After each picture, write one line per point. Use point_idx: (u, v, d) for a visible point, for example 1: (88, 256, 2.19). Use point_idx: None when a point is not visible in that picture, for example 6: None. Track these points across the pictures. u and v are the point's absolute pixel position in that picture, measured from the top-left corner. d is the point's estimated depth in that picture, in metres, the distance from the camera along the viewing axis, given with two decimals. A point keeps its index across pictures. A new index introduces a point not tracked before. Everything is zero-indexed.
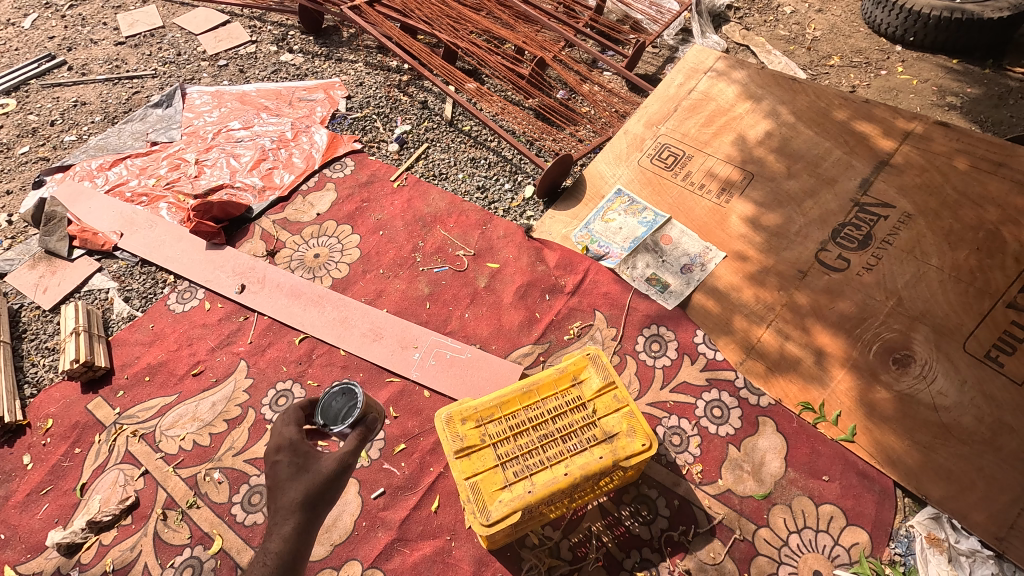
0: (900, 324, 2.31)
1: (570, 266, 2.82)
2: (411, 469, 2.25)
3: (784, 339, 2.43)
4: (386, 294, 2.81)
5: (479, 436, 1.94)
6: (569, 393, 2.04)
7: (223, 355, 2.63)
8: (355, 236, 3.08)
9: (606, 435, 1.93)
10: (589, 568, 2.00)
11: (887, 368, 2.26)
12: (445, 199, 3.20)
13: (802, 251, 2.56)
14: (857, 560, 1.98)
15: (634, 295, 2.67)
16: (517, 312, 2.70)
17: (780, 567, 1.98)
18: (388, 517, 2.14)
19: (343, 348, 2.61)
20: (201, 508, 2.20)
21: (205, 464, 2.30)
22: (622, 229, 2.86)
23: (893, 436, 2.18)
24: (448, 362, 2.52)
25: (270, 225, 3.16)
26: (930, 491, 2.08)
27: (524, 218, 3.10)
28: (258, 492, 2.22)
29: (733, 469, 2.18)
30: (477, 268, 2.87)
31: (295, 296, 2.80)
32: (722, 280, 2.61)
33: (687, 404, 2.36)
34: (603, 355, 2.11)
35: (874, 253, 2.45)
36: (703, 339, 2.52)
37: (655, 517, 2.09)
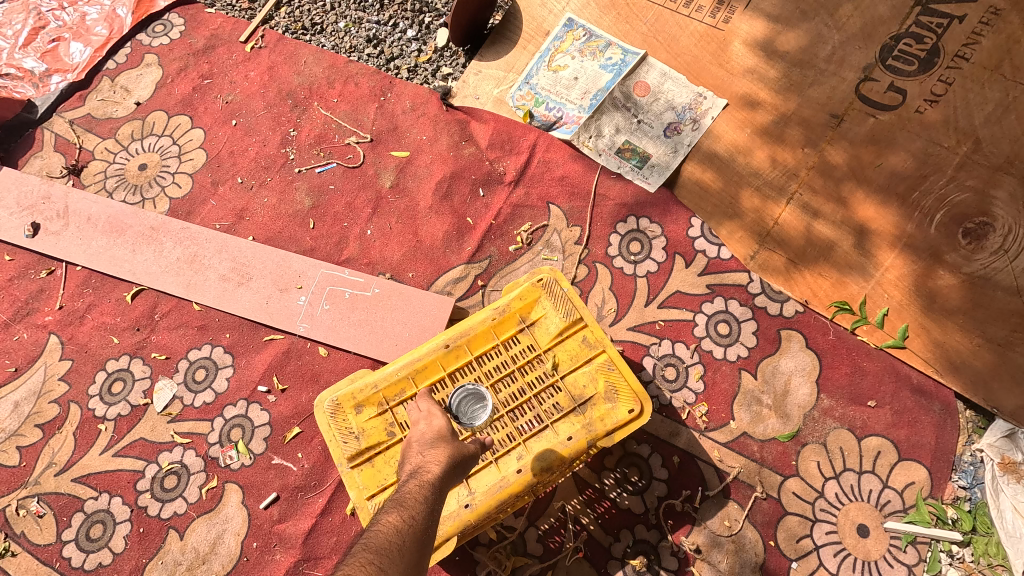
0: (976, 179, 1.62)
1: (508, 143, 1.97)
2: (312, 462, 1.61)
3: (812, 217, 1.74)
4: (251, 215, 1.94)
5: (385, 427, 1.27)
6: (515, 343, 1.35)
7: (22, 332, 1.82)
8: (196, 130, 2.10)
9: (575, 402, 1.28)
10: (567, 563, 1.49)
11: (955, 244, 1.62)
12: (322, 60, 2.19)
13: (836, 84, 1.77)
14: (914, 504, 1.50)
15: (602, 177, 1.89)
16: (440, 219, 1.91)
17: (816, 527, 1.50)
18: (287, 532, 1.54)
19: (196, 301, 1.81)
20: (18, 555, 1.55)
21: (17, 493, 1.61)
22: (578, 79, 1.98)
23: (958, 334, 1.60)
24: (348, 305, 1.76)
25: (66, 128, 2.13)
26: (1004, 401, 1.56)
27: (439, 78, 2.14)
28: (99, 522, 1.57)
29: (750, 406, 1.61)
30: (379, 159, 2.00)
31: (115, 233, 1.91)
32: (723, 142, 1.84)
33: (683, 322, 1.72)
34: (563, 279, 1.40)
35: (941, 76, 1.68)
36: (700, 231, 1.81)
37: (650, 482, 1.54)
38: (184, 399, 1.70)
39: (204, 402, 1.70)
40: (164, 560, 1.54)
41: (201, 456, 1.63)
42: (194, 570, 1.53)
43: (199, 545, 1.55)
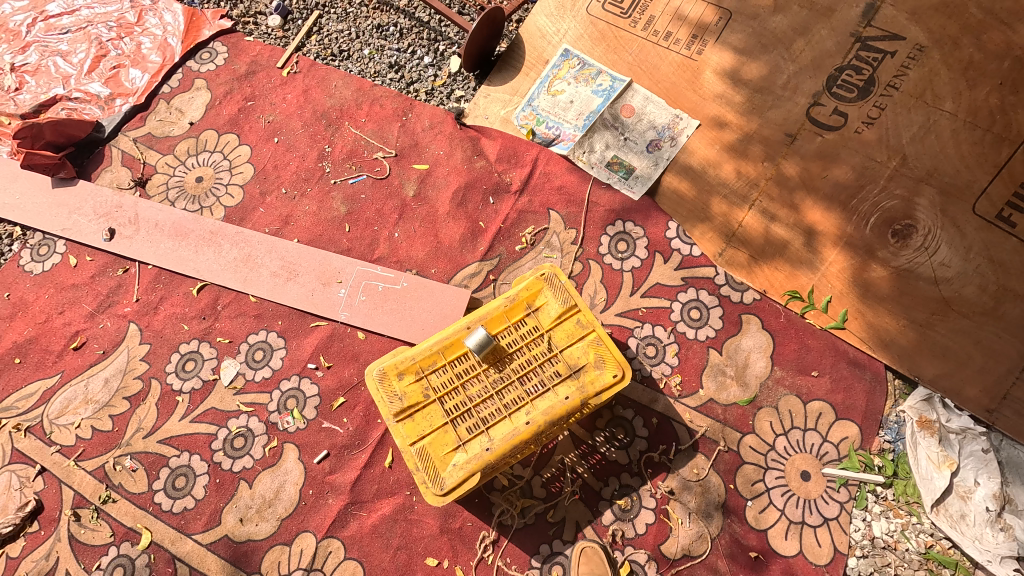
0: (903, 188, 1.96)
1: (514, 157, 2.30)
2: (356, 425, 1.95)
3: (770, 220, 2.07)
4: (295, 220, 2.28)
5: (422, 390, 1.62)
6: (523, 325, 1.69)
7: (106, 321, 2.15)
8: (244, 147, 2.43)
9: (571, 370, 1.63)
10: (566, 503, 1.83)
11: (885, 242, 1.96)
12: (350, 84, 2.51)
13: (790, 108, 2.10)
14: (847, 454, 1.86)
15: (594, 186, 2.22)
16: (457, 223, 2.24)
17: (767, 473, 1.85)
18: (337, 481, 1.89)
19: (252, 294, 2.14)
20: (118, 502, 1.89)
21: (112, 453, 1.95)
22: (574, 102, 2.31)
23: (888, 316, 1.95)
24: (381, 296, 2.10)
25: (130, 145, 2.45)
26: (923, 371, 1.90)
27: (453, 100, 2.46)
28: (183, 474, 1.92)
29: (716, 376, 1.96)
30: (403, 172, 2.33)
31: (180, 237, 2.24)
32: (696, 157, 2.17)
33: (662, 308, 2.06)
34: (561, 273, 1.74)
35: (876, 102, 2.01)
36: (676, 232, 2.15)
37: (633, 439, 1.89)
38: (247, 375, 2.05)
39: (263, 377, 2.04)
40: (237, 504, 1.88)
41: (263, 421, 1.98)
42: (262, 512, 1.87)
43: (266, 492, 1.89)
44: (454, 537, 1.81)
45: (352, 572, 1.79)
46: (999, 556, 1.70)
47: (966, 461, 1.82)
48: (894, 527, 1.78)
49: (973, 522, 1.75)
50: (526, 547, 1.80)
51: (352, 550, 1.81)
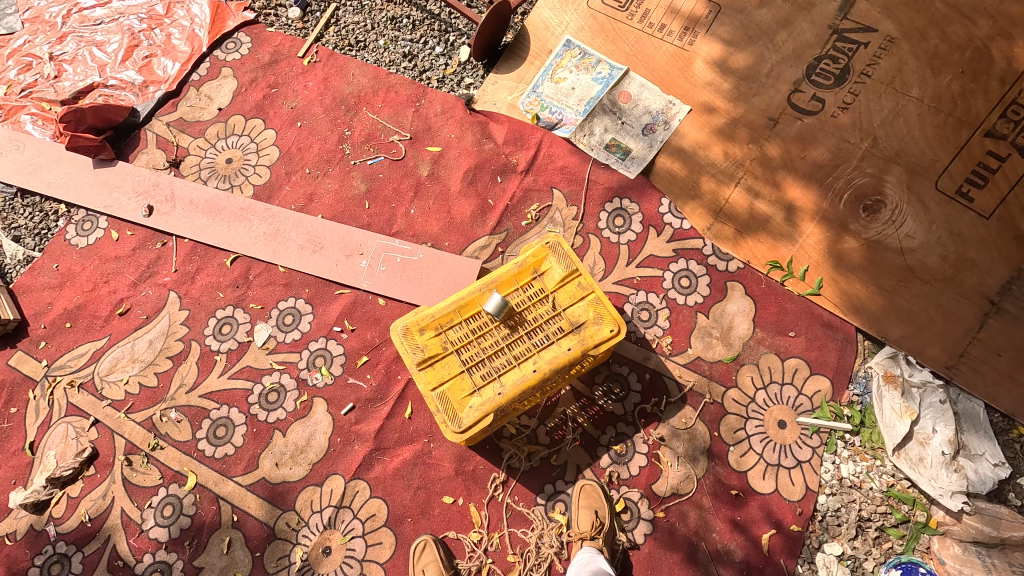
0: (874, 167, 2.15)
1: (520, 140, 2.50)
2: (378, 381, 2.17)
3: (754, 197, 2.28)
4: (319, 198, 2.48)
5: (440, 343, 1.82)
6: (530, 287, 1.89)
7: (148, 289, 2.36)
8: (269, 131, 2.62)
9: (573, 326, 1.84)
10: (568, 448, 2.06)
11: (857, 216, 2.16)
12: (367, 72, 2.69)
13: (773, 95, 2.29)
14: (819, 405, 2.08)
15: (594, 167, 2.42)
16: (467, 201, 2.44)
17: (748, 422, 2.07)
18: (363, 430, 2.11)
19: (281, 264, 2.34)
20: (165, 448, 2.12)
21: (159, 406, 2.17)
22: (575, 89, 2.50)
23: (859, 283, 2.15)
24: (400, 266, 2.31)
25: (164, 129, 2.64)
26: (890, 332, 2.11)
27: (463, 87, 2.65)
28: (223, 424, 2.14)
29: (703, 337, 2.18)
30: (417, 154, 2.53)
31: (213, 213, 2.44)
32: (687, 139, 2.37)
33: (655, 277, 2.27)
34: (563, 242, 1.94)
35: (851, 89, 2.20)
36: (669, 208, 2.35)
37: (628, 392, 2.11)
38: (278, 337, 2.26)
39: (293, 339, 2.25)
40: (273, 450, 2.10)
41: (294, 378, 2.19)
42: (295, 457, 2.09)
43: (298, 440, 2.11)
44: (468, 477, 2.04)
45: (377, 509, 2.01)
46: (950, 492, 1.89)
47: (925, 411, 2.01)
48: (860, 469, 2.01)
49: (929, 464, 1.94)
50: (532, 486, 2.03)
51: (377, 490, 2.03)
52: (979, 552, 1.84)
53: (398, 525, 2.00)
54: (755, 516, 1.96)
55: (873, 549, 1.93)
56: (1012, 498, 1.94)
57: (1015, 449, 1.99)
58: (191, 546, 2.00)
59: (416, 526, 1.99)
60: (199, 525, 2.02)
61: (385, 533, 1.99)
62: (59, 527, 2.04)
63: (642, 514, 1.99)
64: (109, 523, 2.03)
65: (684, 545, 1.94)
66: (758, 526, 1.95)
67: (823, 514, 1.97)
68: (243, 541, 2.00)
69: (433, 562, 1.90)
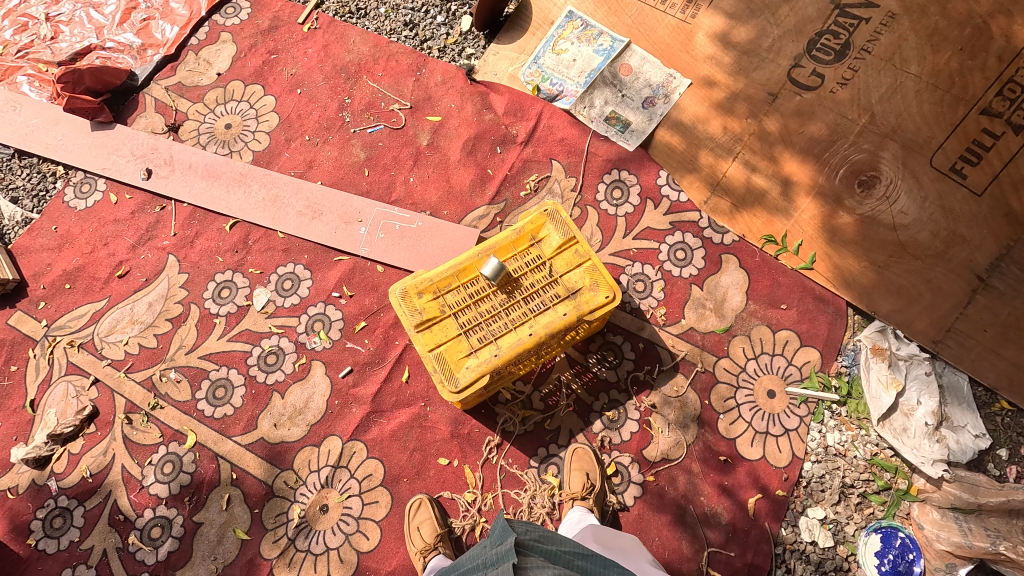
0: (870, 143, 2.17)
1: (520, 111, 2.50)
2: (376, 345, 2.21)
3: (751, 171, 2.30)
4: (318, 164, 2.48)
5: (438, 307, 1.85)
6: (528, 254, 1.91)
7: (147, 252, 2.37)
8: (269, 97, 2.61)
9: (569, 292, 1.86)
10: (561, 414, 2.10)
11: (852, 192, 2.18)
12: (368, 41, 2.68)
13: (774, 69, 2.30)
14: (808, 375, 2.13)
15: (593, 139, 2.44)
16: (467, 171, 2.45)
17: (738, 391, 2.12)
18: (360, 393, 2.15)
19: (280, 230, 2.36)
20: (165, 408, 2.16)
21: (158, 366, 2.21)
22: (577, 61, 2.50)
23: (851, 258, 2.18)
24: (398, 234, 2.32)
25: (162, 93, 2.63)
26: (879, 306, 2.14)
27: (464, 57, 2.63)
28: (222, 385, 2.17)
29: (697, 308, 2.22)
30: (417, 123, 2.53)
31: (212, 178, 2.44)
32: (687, 113, 2.38)
33: (651, 249, 2.30)
34: (562, 210, 1.96)
35: (850, 65, 2.21)
36: (666, 181, 2.38)
37: (622, 360, 2.16)
38: (277, 302, 2.28)
39: (292, 303, 2.28)
40: (271, 411, 2.14)
41: (293, 341, 2.22)
42: (293, 418, 2.13)
43: (296, 402, 2.14)
44: (463, 440, 2.09)
45: (374, 469, 2.06)
46: (931, 460, 1.93)
47: (911, 383, 2.04)
48: (846, 438, 2.06)
49: (913, 434, 1.97)
50: (526, 450, 2.08)
51: (374, 451, 2.08)
52: (957, 518, 1.88)
53: (394, 485, 2.04)
54: (743, 481, 2.02)
55: (855, 514, 1.99)
56: (991, 468, 1.99)
57: (996, 422, 2.03)
58: (191, 502, 2.04)
59: (412, 486, 2.04)
60: (198, 482, 2.06)
61: (381, 492, 2.04)
62: (61, 483, 2.08)
63: (633, 477, 2.04)
64: (110, 479, 2.07)
65: (673, 507, 2.00)
66: (745, 491, 2.01)
67: (808, 480, 2.03)
68: (242, 498, 2.04)
69: (428, 520, 1.94)
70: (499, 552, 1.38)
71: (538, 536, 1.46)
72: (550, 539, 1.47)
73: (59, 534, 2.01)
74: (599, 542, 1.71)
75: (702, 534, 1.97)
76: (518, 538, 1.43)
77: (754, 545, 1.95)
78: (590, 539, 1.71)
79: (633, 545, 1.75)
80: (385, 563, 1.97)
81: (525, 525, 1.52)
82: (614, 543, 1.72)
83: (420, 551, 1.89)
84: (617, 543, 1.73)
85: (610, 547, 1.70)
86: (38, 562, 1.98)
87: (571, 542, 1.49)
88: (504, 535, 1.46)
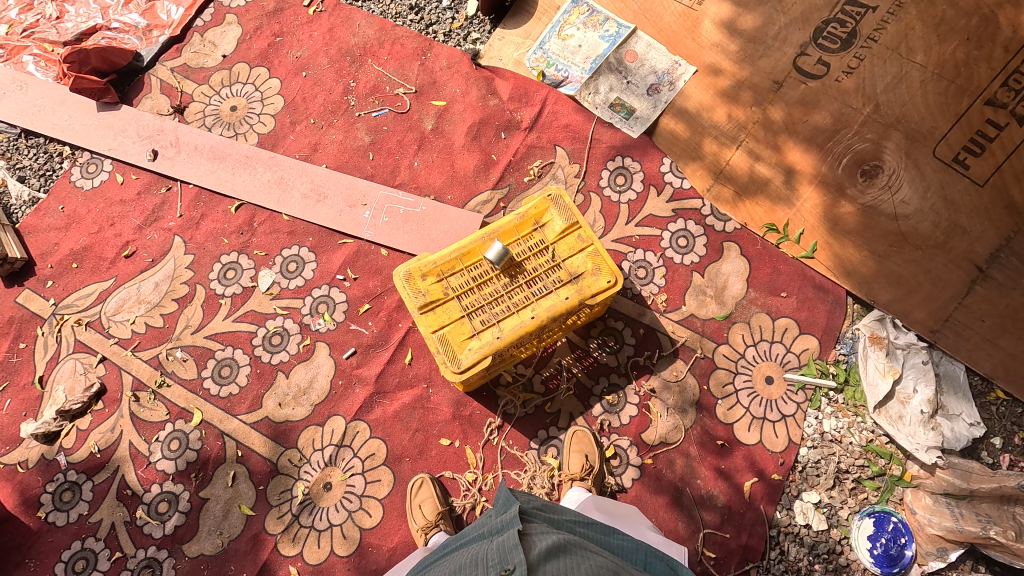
0: (874, 133, 2.17)
1: (525, 97, 2.51)
2: (380, 328, 2.24)
3: (755, 159, 2.30)
4: (323, 148, 2.48)
5: (442, 289, 1.87)
6: (531, 238, 1.93)
7: (153, 233, 2.39)
8: (274, 80, 2.61)
9: (571, 276, 1.88)
10: (561, 397, 2.13)
11: (854, 181, 2.19)
12: (373, 24, 2.67)
13: (779, 57, 2.30)
14: (806, 362, 2.16)
15: (597, 125, 2.44)
16: (471, 156, 2.46)
17: (737, 377, 2.15)
18: (364, 374, 2.18)
19: (285, 213, 2.37)
20: (172, 386, 2.19)
21: (165, 345, 2.24)
22: (582, 47, 2.49)
23: (852, 247, 2.20)
24: (402, 218, 2.34)
25: (168, 74, 2.63)
26: (878, 296, 2.16)
27: (469, 42, 2.63)
28: (228, 364, 2.21)
29: (697, 295, 2.24)
30: (422, 107, 2.53)
31: (218, 160, 2.45)
32: (692, 101, 2.38)
33: (653, 236, 2.32)
34: (565, 195, 1.97)
35: (856, 54, 2.21)
36: (670, 168, 2.39)
37: (622, 346, 2.19)
38: (282, 284, 2.30)
39: (297, 285, 2.30)
40: (276, 391, 2.17)
41: (297, 322, 2.25)
42: (298, 398, 2.16)
43: (301, 382, 2.18)
44: (464, 422, 2.12)
45: (377, 448, 2.10)
46: (926, 447, 1.95)
47: (908, 371, 2.06)
48: (842, 424, 2.09)
49: (909, 422, 2.00)
50: (526, 431, 2.11)
51: (377, 431, 2.11)
52: (949, 503, 1.91)
53: (396, 464, 2.08)
54: (739, 464, 2.06)
55: (849, 499, 2.02)
56: (985, 456, 2.02)
57: (991, 411, 2.06)
58: (197, 478, 2.08)
59: (414, 465, 2.08)
60: (205, 458, 2.10)
61: (384, 471, 2.08)
62: (70, 458, 2.12)
63: (631, 460, 2.07)
64: (118, 455, 2.11)
65: (670, 490, 2.04)
66: (741, 474, 2.04)
67: (803, 465, 2.06)
68: (247, 476, 2.08)
69: (429, 499, 1.98)
70: (505, 518, 1.41)
71: (541, 504, 1.50)
72: (551, 508, 1.52)
73: (68, 508, 2.05)
74: (600, 509, 1.78)
75: (698, 516, 2.01)
76: (522, 506, 1.46)
77: (749, 527, 1.99)
78: (592, 507, 1.77)
79: (635, 513, 1.80)
80: (387, 539, 2.01)
81: (526, 495, 1.56)
82: (615, 511, 1.77)
83: (422, 528, 1.93)
84: (619, 512, 1.78)
85: (612, 514, 1.76)
86: (47, 534, 2.03)
87: (572, 510, 1.54)
88: (508, 504, 1.50)
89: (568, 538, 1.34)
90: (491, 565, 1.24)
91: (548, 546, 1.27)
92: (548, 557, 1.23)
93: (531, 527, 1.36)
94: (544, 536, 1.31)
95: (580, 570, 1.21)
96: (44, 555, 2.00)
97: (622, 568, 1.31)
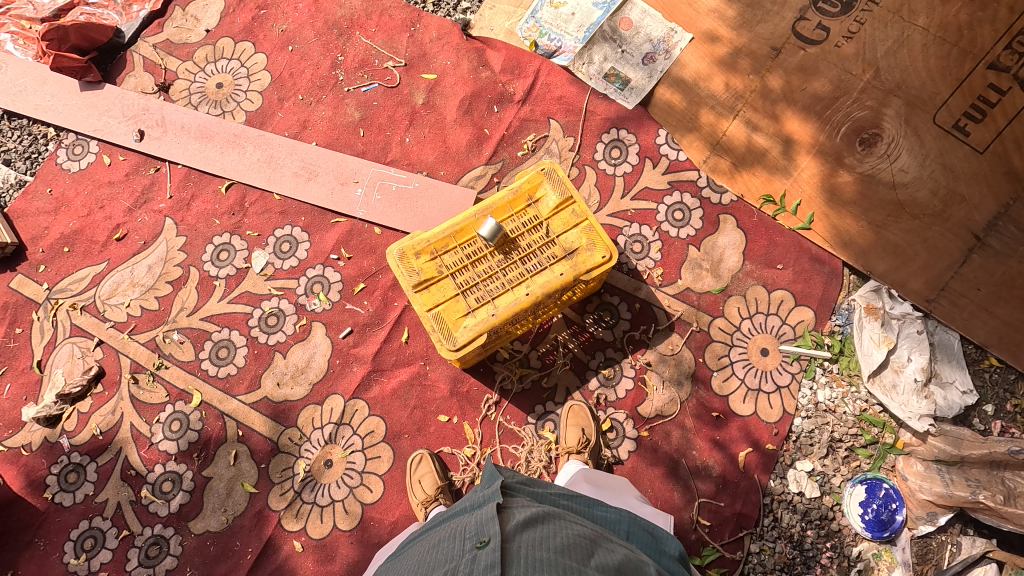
0: (873, 99, 2.13)
1: (517, 68, 2.45)
2: (376, 307, 2.24)
3: (752, 130, 2.26)
4: (312, 125, 2.43)
5: (436, 268, 1.86)
6: (524, 215, 1.91)
7: (143, 215, 2.37)
8: (259, 55, 2.54)
9: (565, 252, 1.87)
10: (558, 371, 2.15)
11: (853, 150, 2.15)
12: None
13: (778, 22, 2.23)
14: (801, 334, 2.17)
15: (592, 97, 2.40)
16: (463, 131, 2.41)
17: (732, 350, 2.16)
18: (361, 353, 2.19)
19: (276, 192, 2.34)
20: (170, 368, 2.20)
21: (161, 327, 2.24)
22: (575, 15, 2.42)
23: (849, 218, 2.17)
24: (395, 196, 2.31)
25: (150, 51, 2.56)
26: (875, 267, 2.15)
27: (459, 12, 2.55)
28: (224, 346, 2.21)
29: (693, 269, 2.24)
30: (412, 81, 2.47)
31: (205, 139, 2.40)
32: (688, 70, 2.32)
33: (648, 210, 2.30)
34: (558, 169, 1.94)
35: (857, 17, 2.14)
36: (666, 140, 2.35)
37: (618, 321, 2.19)
38: (276, 264, 2.29)
39: (290, 266, 2.29)
40: (274, 371, 2.18)
41: (293, 303, 2.25)
42: (296, 377, 2.17)
43: (298, 362, 2.19)
44: (462, 398, 2.14)
45: (376, 426, 2.12)
46: (918, 415, 1.97)
47: (903, 341, 2.07)
48: (836, 394, 2.11)
49: (902, 390, 2.02)
50: (523, 406, 2.14)
51: (376, 409, 2.13)
52: (940, 469, 1.94)
53: (396, 441, 2.11)
54: (734, 435, 2.08)
55: (842, 467, 2.05)
56: (977, 422, 2.04)
57: (985, 378, 2.07)
58: (200, 458, 2.10)
59: (413, 442, 2.11)
60: (206, 438, 2.12)
61: (383, 448, 2.10)
62: (73, 440, 2.14)
63: (627, 433, 2.10)
64: (120, 437, 2.14)
65: (666, 461, 2.07)
66: (736, 445, 2.07)
67: (797, 435, 2.09)
68: (248, 454, 2.11)
69: (429, 474, 2.00)
70: (487, 492, 1.43)
71: (525, 479, 1.52)
72: (535, 482, 1.53)
73: (75, 488, 2.09)
74: (589, 482, 1.80)
75: (693, 486, 2.04)
76: (505, 481, 1.48)
77: (743, 496, 2.03)
78: (581, 480, 1.80)
79: (624, 484, 1.82)
80: (388, 514, 2.05)
81: (511, 470, 1.57)
82: (604, 483, 1.79)
83: (422, 502, 1.96)
84: (608, 483, 1.81)
85: (600, 486, 1.79)
86: (56, 514, 2.06)
87: (557, 485, 1.56)
88: (492, 478, 1.51)
89: (547, 510, 1.35)
90: (467, 537, 1.26)
91: (526, 518, 1.28)
92: (523, 527, 1.25)
93: (512, 500, 1.38)
94: (523, 509, 1.33)
95: (554, 538, 1.23)
96: (53, 534, 2.05)
97: (602, 537, 1.33)
